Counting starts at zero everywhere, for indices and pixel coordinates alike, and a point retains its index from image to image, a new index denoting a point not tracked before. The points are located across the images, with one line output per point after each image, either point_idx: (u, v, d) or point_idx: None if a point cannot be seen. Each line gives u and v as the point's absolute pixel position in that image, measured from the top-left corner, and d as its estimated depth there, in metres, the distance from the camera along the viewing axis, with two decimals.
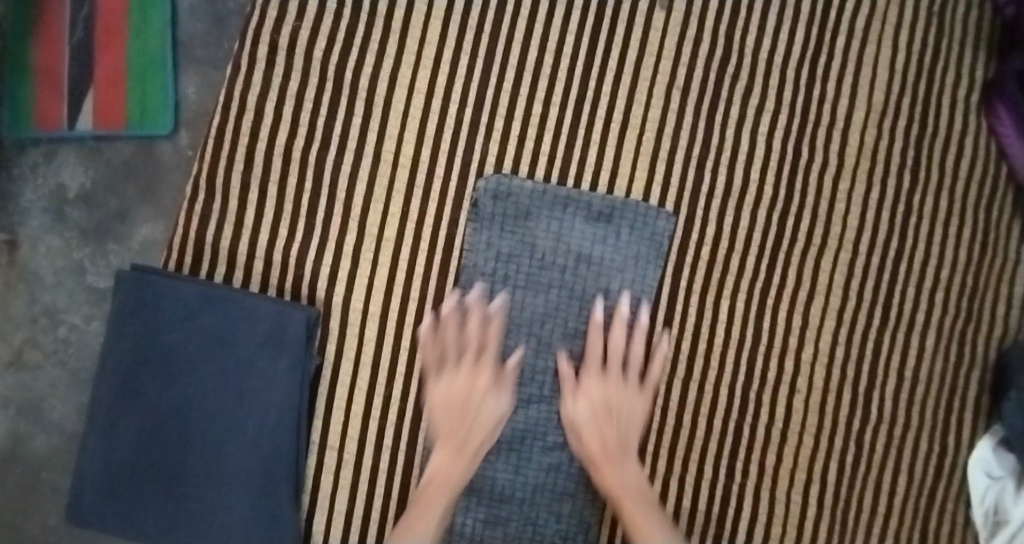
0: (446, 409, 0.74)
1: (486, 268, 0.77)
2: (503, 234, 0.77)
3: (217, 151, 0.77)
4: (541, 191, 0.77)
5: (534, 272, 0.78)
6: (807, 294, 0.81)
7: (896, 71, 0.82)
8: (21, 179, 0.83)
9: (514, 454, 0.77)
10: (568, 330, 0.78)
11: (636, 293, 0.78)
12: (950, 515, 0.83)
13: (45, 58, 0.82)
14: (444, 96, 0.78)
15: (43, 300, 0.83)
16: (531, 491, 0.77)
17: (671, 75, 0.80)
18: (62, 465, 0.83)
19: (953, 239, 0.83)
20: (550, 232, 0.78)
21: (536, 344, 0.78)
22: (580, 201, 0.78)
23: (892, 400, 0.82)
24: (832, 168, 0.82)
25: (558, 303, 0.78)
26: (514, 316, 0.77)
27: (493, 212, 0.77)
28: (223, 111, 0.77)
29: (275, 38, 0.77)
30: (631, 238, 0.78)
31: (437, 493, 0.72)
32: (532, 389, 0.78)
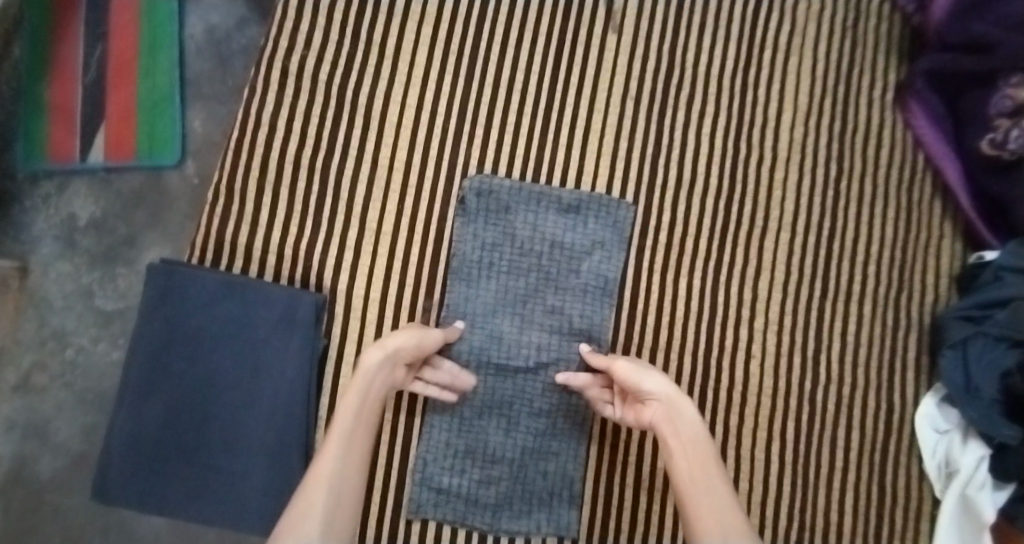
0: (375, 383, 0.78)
1: (473, 256, 0.87)
2: (488, 226, 0.87)
3: (234, 161, 0.87)
4: (518, 188, 0.88)
5: (515, 259, 0.88)
6: (755, 270, 0.91)
7: (818, 77, 0.95)
8: (34, 210, 1.09)
9: (504, 418, 0.86)
10: (548, 307, 0.87)
11: (604, 273, 0.89)
12: (904, 468, 0.91)
13: (115, 106, 1.09)
14: (431, 109, 0.89)
15: (52, 322, 1.08)
16: (520, 450, 0.86)
17: (624, 87, 0.92)
18: (65, 480, 1.06)
19: (880, 218, 0.94)
20: (528, 223, 0.88)
21: (520, 322, 0.87)
22: (552, 195, 0.88)
23: (838, 361, 0.91)
24: (768, 162, 0.93)
25: (538, 284, 0.88)
26: (500, 297, 0.87)
27: (478, 208, 0.87)
28: (239, 128, 0.88)
29: (285, 65, 0.88)
30: (597, 226, 0.89)
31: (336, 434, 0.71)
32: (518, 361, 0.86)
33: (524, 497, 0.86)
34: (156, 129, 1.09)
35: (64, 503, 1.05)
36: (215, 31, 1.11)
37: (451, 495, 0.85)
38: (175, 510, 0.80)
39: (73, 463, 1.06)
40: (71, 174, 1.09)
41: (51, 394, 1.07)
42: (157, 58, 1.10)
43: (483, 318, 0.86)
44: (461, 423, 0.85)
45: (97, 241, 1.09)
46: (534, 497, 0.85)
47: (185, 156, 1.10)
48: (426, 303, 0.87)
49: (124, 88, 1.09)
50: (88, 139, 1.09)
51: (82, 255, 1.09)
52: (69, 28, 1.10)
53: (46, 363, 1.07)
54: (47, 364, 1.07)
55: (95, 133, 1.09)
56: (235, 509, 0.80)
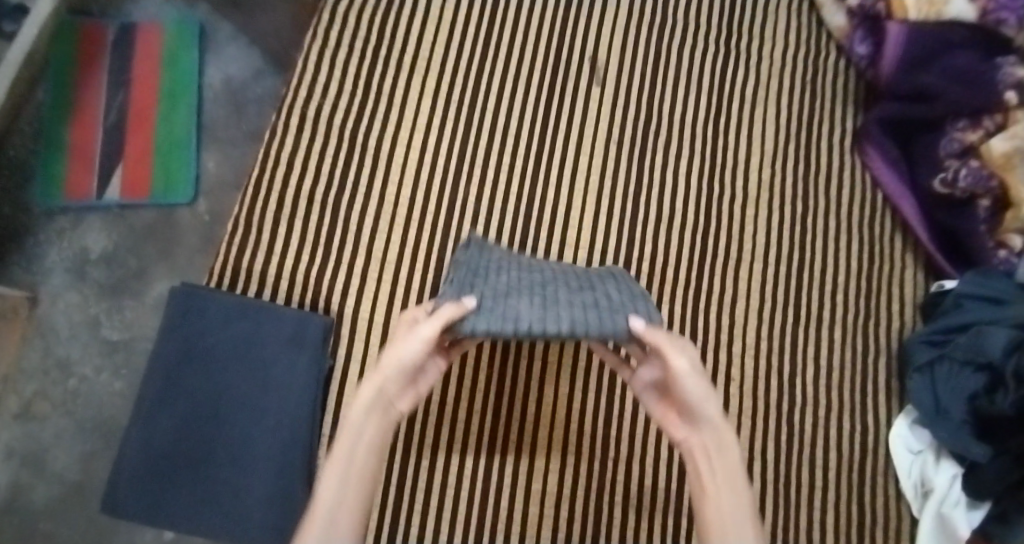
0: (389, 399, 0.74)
1: (479, 262, 0.81)
2: (491, 250, 0.85)
3: (251, 193, 0.94)
4: (513, 246, 0.90)
5: (523, 269, 0.82)
6: (732, 298, 0.97)
7: (783, 125, 1.04)
8: (49, 243, 1.14)
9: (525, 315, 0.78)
10: (571, 290, 0.77)
11: (615, 273, 0.85)
12: (883, 489, 0.94)
13: (133, 150, 1.16)
14: (434, 151, 0.98)
15: (57, 352, 1.11)
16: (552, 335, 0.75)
17: (608, 133, 1.02)
18: (52, 512, 1.04)
19: (847, 251, 1.01)
20: (530, 258, 0.87)
21: (544, 299, 0.74)
22: (544, 255, 0.91)
23: (814, 384, 0.96)
24: (741, 199, 1.01)
25: (553, 279, 0.80)
26: (513, 288, 0.76)
27: (481, 240, 0.87)
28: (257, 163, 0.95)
29: (302, 109, 0.98)
30: (593, 267, 0.90)
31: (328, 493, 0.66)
32: (555, 322, 0.69)
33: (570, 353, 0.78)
34: (171, 171, 1.16)
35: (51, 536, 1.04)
36: (231, 82, 1.21)
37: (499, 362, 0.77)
38: (175, 520, 0.82)
39: (63, 495, 1.06)
40: (87, 210, 1.15)
41: (51, 423, 1.08)
42: (178, 107, 1.19)
43: (502, 296, 0.73)
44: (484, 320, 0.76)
45: (108, 274, 1.14)
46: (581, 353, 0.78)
47: (198, 196, 1.17)
48: None
49: (143, 132, 1.17)
50: (106, 178, 1.15)
51: (92, 287, 1.13)
52: (95, 80, 1.19)
53: (49, 393, 1.09)
54: (50, 393, 1.09)
55: (113, 172, 1.16)
56: (234, 520, 0.82)
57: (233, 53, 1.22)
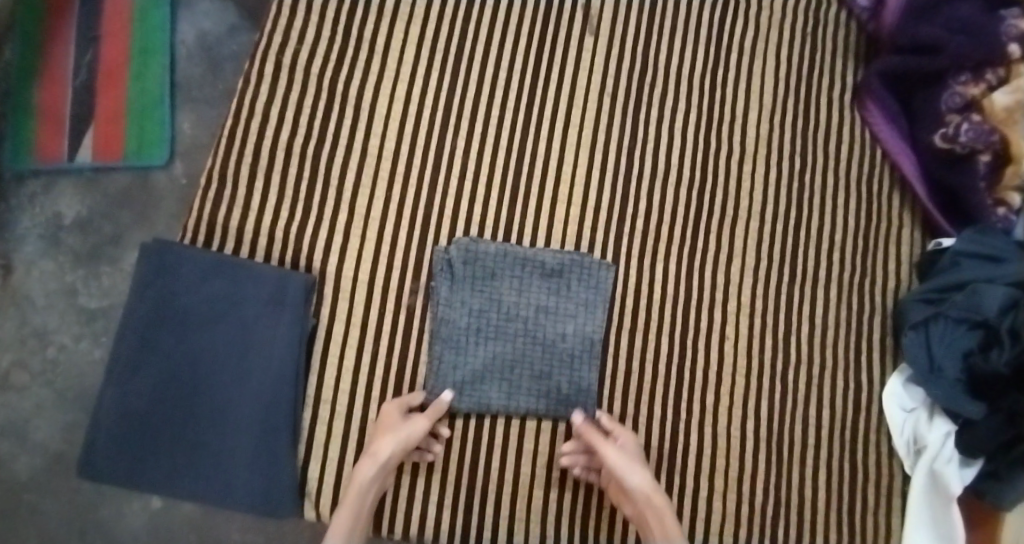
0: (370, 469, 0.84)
1: (461, 322, 0.88)
2: (474, 293, 0.89)
3: (228, 150, 0.90)
4: (502, 254, 0.89)
5: (501, 324, 0.89)
6: (726, 256, 0.95)
7: (780, 76, 1.01)
8: (20, 208, 1.10)
9: (505, 383, 0.88)
10: (535, 372, 0.89)
11: (589, 335, 0.90)
12: (875, 446, 0.94)
13: (104, 109, 1.11)
14: (419, 103, 0.94)
15: (32, 321, 1.08)
16: (527, 400, 0.89)
17: (600, 85, 0.98)
18: (36, 482, 1.03)
19: (843, 206, 0.99)
20: (513, 288, 0.90)
21: (508, 387, 0.88)
22: (535, 260, 0.90)
23: (808, 342, 0.95)
24: (737, 154, 0.98)
25: (524, 349, 0.89)
26: (488, 364, 0.88)
27: (465, 274, 0.88)
28: (234, 117, 0.91)
29: (280, 59, 0.93)
30: (579, 288, 0.91)
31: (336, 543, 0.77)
32: (514, 414, 0.89)
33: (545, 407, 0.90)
34: (144, 132, 1.11)
35: (37, 507, 1.02)
36: (206, 37, 1.14)
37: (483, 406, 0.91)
38: (160, 491, 0.80)
39: (47, 465, 1.04)
40: (57, 172, 1.11)
41: (30, 393, 1.06)
42: (149, 65, 1.13)
43: (473, 385, 0.88)
44: (466, 385, 0.87)
45: (82, 239, 1.10)
46: (554, 407, 0.89)
47: (174, 158, 1.11)
48: (413, 286, 0.90)
49: (114, 92, 1.12)
50: (76, 139, 1.11)
51: (67, 253, 1.09)
52: (60, 33, 1.13)
53: (26, 363, 1.06)
54: (28, 363, 1.07)
55: (83, 133, 1.11)
56: (222, 489, 0.80)
57: (205, 7, 1.15)
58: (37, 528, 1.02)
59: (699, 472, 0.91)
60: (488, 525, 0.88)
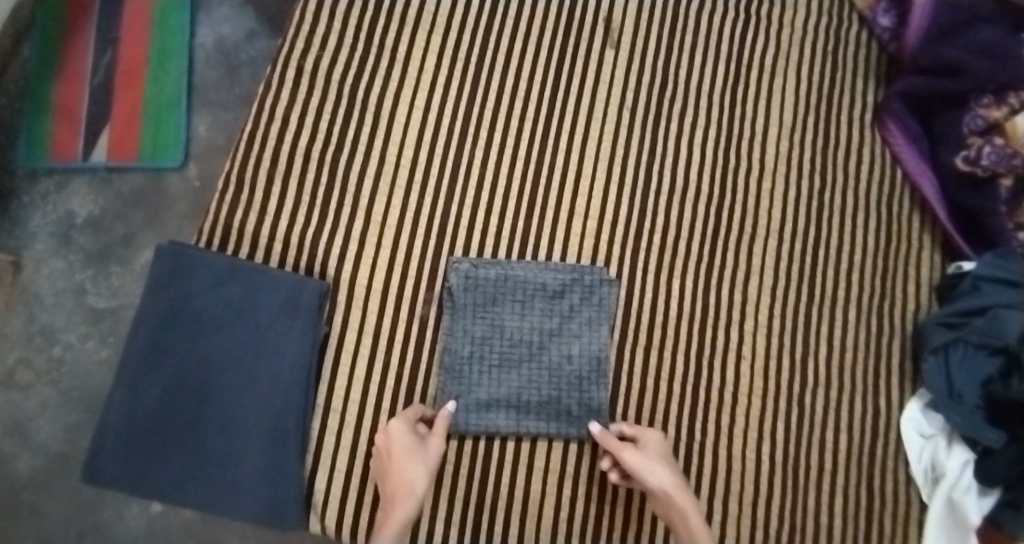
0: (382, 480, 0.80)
1: (463, 351, 0.86)
2: (476, 321, 0.87)
3: (245, 153, 0.90)
4: (503, 278, 0.88)
5: (505, 350, 0.88)
6: (744, 274, 0.94)
7: (802, 94, 1.00)
8: (33, 206, 1.09)
9: (513, 409, 0.87)
10: (543, 397, 0.87)
11: (595, 353, 0.89)
12: (893, 472, 0.92)
13: (122, 109, 1.11)
14: (438, 111, 0.93)
15: (40, 319, 1.07)
16: (537, 426, 0.87)
17: (620, 98, 0.97)
18: (38, 483, 1.02)
19: (865, 226, 0.97)
20: (515, 313, 0.88)
21: (516, 413, 0.87)
22: (537, 283, 0.89)
23: (827, 364, 0.93)
24: (756, 171, 0.97)
25: (530, 374, 0.88)
26: (494, 391, 0.87)
27: (466, 301, 0.87)
28: (253, 119, 0.91)
29: (301, 63, 0.93)
30: (583, 307, 0.89)
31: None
32: (524, 440, 0.87)
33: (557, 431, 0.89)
34: (160, 135, 1.11)
35: (38, 507, 1.01)
36: (224, 42, 1.14)
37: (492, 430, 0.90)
38: (163, 495, 0.78)
39: (49, 465, 1.03)
40: (72, 171, 1.10)
41: (35, 392, 1.05)
42: (167, 69, 1.13)
43: (479, 413, 0.86)
44: (474, 415, 0.86)
45: (93, 239, 1.09)
46: (566, 431, 0.87)
47: (188, 160, 1.11)
48: (427, 295, 0.89)
49: (132, 94, 1.12)
50: (93, 139, 1.10)
51: (78, 252, 1.09)
52: (81, 34, 1.13)
53: (32, 360, 1.05)
54: (33, 361, 1.06)
55: (99, 134, 1.11)
56: (225, 497, 0.78)
57: (226, 12, 1.15)
58: (37, 530, 1.00)
59: (713, 495, 0.89)
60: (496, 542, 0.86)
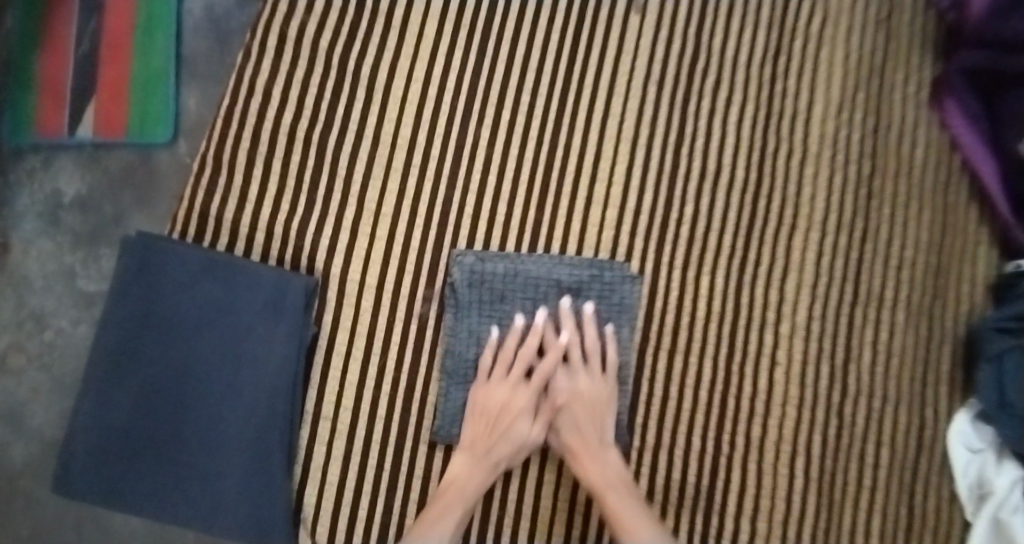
0: (489, 409, 0.77)
1: (467, 354, 0.79)
2: (481, 321, 0.80)
3: (222, 131, 0.82)
4: (512, 274, 0.80)
5: None
6: (781, 271, 0.85)
7: (850, 69, 0.88)
8: (19, 186, 1.03)
9: None
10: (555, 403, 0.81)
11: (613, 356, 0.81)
12: (936, 489, 0.84)
13: (108, 81, 1.03)
14: (439, 85, 0.85)
15: (31, 303, 1.01)
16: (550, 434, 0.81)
17: (647, 70, 0.87)
18: (34, 476, 0.98)
19: (915, 219, 0.87)
20: (526, 312, 0.80)
21: None
22: (550, 279, 0.80)
23: (870, 373, 0.84)
24: (798, 155, 0.87)
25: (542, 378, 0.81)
26: None
27: (470, 299, 0.79)
28: (232, 93, 0.83)
29: (284, 30, 0.84)
30: (601, 307, 0.81)
31: (458, 496, 0.76)
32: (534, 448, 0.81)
33: None
34: (149, 110, 1.02)
35: (32, 500, 0.97)
36: (214, 8, 1.03)
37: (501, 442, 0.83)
38: (140, 509, 0.73)
39: (41, 459, 0.98)
40: (58, 147, 1.03)
41: (27, 378, 0.99)
42: (154, 38, 1.03)
43: None
44: None
45: (81, 220, 1.02)
46: None
47: (179, 136, 1.03)
48: (426, 293, 0.82)
49: (118, 65, 1.03)
50: (78, 114, 1.02)
51: (67, 234, 1.02)
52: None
53: (22, 345, 1.00)
54: (24, 346, 1.00)
55: (85, 108, 1.02)
56: (205, 512, 0.73)
57: None
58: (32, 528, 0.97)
59: (740, 513, 0.82)
60: None
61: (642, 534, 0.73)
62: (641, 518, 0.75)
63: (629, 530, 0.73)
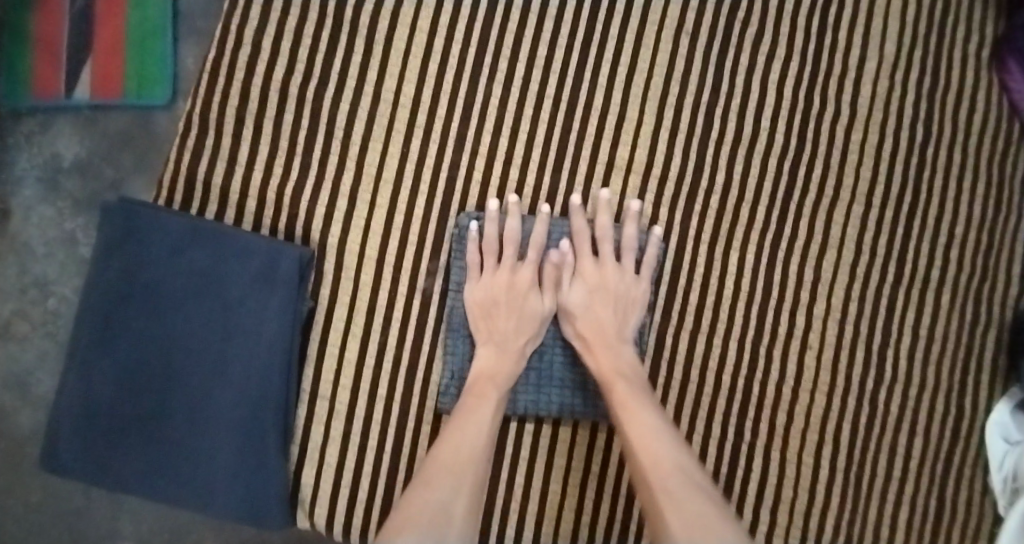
0: (494, 293, 0.72)
1: None
2: None
3: (209, 86, 0.76)
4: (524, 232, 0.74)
5: None
6: (818, 247, 0.78)
7: (908, 22, 0.78)
8: (17, 148, 0.91)
9: (533, 377, 0.75)
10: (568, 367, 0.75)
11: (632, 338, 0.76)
12: (968, 481, 0.79)
13: (104, 36, 0.91)
14: (448, 35, 0.77)
15: (33, 271, 0.91)
16: (563, 398, 0.75)
17: (680, 20, 0.77)
18: None
19: (967, 192, 0.79)
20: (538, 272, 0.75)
21: (536, 385, 0.75)
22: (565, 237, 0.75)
23: (907, 358, 0.78)
24: (845, 119, 0.78)
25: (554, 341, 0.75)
26: None
27: (477, 263, 0.74)
28: (219, 44, 0.77)
29: None
30: None
31: (491, 381, 0.70)
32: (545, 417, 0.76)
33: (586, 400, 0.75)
34: (148, 67, 0.91)
35: None
36: None
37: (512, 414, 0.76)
38: (129, 488, 0.71)
39: None
40: (52, 110, 0.91)
41: (33, 345, 0.91)
42: None
43: None
44: None
45: (82, 184, 0.91)
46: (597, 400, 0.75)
47: (179, 97, 0.92)
48: (431, 266, 0.76)
49: (114, 18, 0.91)
50: (75, 72, 0.91)
51: (67, 199, 0.91)
52: None
53: (27, 312, 0.91)
54: (28, 314, 0.91)
55: (82, 66, 0.91)
56: (195, 492, 0.71)
57: None
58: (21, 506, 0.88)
59: (761, 503, 0.78)
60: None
61: (654, 427, 0.64)
62: (645, 406, 0.66)
63: (638, 423, 0.65)
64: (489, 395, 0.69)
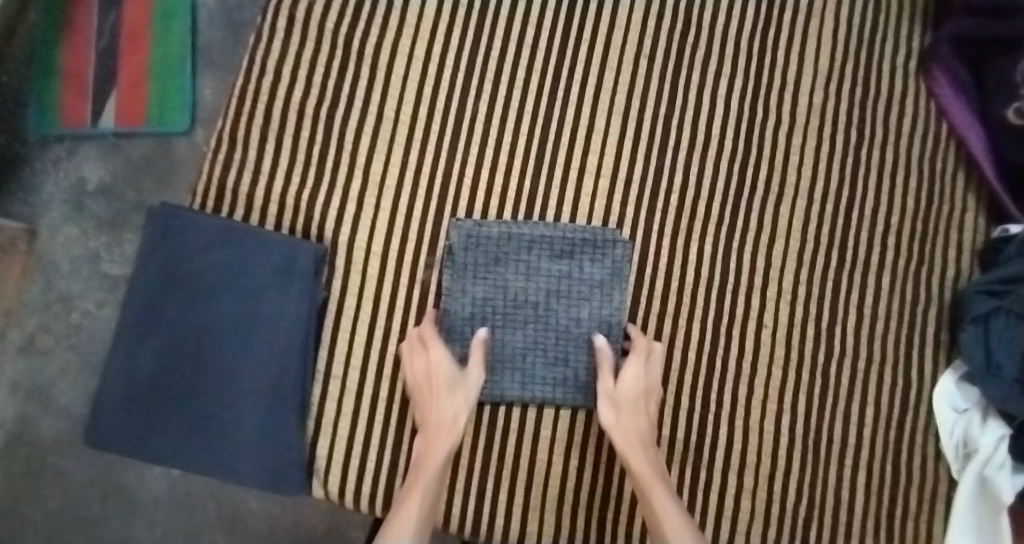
0: (414, 393, 0.80)
1: (464, 314, 0.83)
2: (477, 282, 0.83)
3: (239, 108, 0.86)
4: (506, 237, 0.83)
5: (509, 311, 0.83)
6: (768, 237, 0.87)
7: (840, 41, 0.89)
8: (46, 172, 1.00)
9: (518, 373, 0.83)
10: (549, 359, 0.84)
11: (606, 318, 0.84)
12: (919, 449, 0.87)
13: (128, 70, 1.01)
14: (439, 59, 0.87)
15: (57, 287, 0.98)
16: (545, 388, 0.83)
17: (637, 45, 0.88)
18: None
19: (902, 187, 0.88)
20: (520, 274, 0.83)
21: (520, 377, 0.83)
22: (543, 242, 0.83)
23: (854, 335, 0.87)
24: (785, 125, 0.88)
25: (536, 336, 0.84)
26: (497, 354, 0.83)
27: (466, 261, 0.82)
28: (244, 73, 0.86)
29: (292, 10, 0.87)
30: (594, 270, 0.84)
31: (420, 471, 0.76)
32: (530, 402, 0.84)
33: (566, 390, 0.84)
34: (169, 98, 1.00)
35: None
36: None
37: (497, 403, 0.84)
38: (163, 463, 0.79)
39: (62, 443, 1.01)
40: (82, 138, 1.00)
41: (56, 357, 0.98)
42: (171, 25, 1.01)
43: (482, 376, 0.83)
44: None
45: (106, 206, 1.00)
46: (576, 389, 0.84)
47: (196, 124, 1.01)
48: (428, 259, 0.85)
49: (138, 55, 1.01)
50: (101, 103, 1.00)
51: (91, 220, 0.99)
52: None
53: (52, 326, 0.98)
54: (54, 327, 0.98)
55: (107, 98, 1.00)
56: (219, 464, 0.78)
57: None
58: (53, 505, 0.95)
59: (728, 468, 0.85)
60: (501, 517, 0.84)
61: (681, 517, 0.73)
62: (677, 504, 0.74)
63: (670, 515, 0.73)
64: (416, 483, 0.75)
